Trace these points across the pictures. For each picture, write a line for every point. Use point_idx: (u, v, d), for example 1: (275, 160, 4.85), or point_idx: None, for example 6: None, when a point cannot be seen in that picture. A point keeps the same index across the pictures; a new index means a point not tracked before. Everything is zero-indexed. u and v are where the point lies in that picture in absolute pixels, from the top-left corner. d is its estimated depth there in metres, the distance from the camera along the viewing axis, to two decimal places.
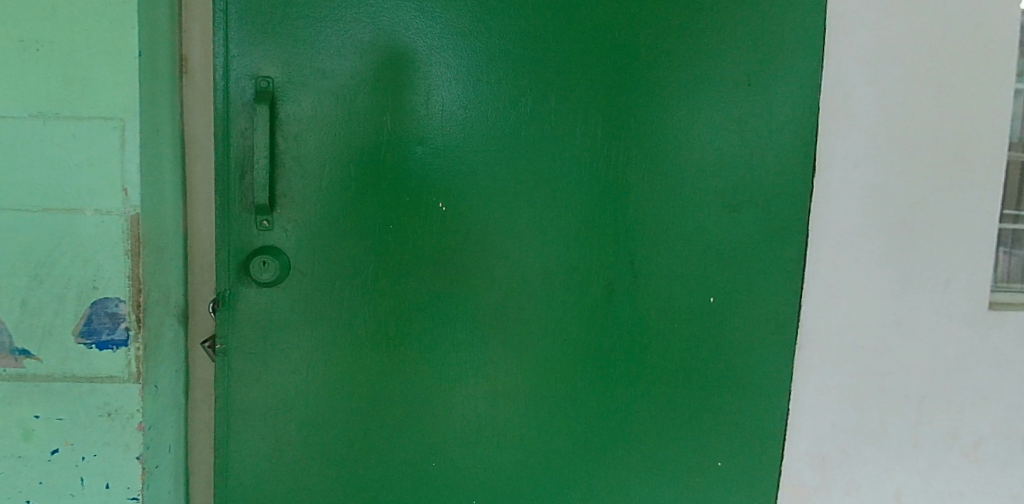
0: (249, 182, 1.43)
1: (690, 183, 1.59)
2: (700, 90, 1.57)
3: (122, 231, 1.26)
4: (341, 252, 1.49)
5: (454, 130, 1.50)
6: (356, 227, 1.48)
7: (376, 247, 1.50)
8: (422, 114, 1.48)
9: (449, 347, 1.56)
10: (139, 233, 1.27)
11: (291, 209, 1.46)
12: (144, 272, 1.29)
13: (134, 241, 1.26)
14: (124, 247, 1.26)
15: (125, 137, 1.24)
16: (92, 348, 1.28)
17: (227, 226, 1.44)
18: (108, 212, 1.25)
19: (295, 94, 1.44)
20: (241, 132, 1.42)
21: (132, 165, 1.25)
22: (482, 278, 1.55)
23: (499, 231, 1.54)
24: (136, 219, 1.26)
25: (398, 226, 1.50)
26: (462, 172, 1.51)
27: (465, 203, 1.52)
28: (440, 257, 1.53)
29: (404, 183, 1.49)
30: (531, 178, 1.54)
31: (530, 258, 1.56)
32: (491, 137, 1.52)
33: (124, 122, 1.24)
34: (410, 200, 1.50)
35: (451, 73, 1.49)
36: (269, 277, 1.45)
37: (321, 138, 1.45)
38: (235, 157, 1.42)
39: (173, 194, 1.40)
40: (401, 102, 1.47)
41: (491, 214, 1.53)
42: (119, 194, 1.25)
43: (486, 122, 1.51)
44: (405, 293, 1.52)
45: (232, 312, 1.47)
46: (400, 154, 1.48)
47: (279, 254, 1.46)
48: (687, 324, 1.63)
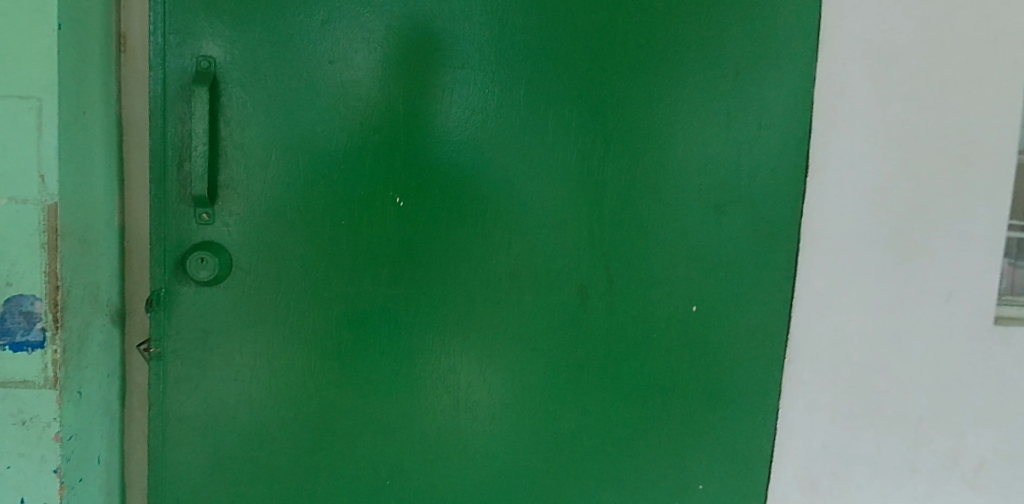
0: (187, 171, 1.31)
1: (673, 181, 1.47)
2: (684, 81, 1.45)
3: (39, 221, 1.14)
4: (290, 250, 1.37)
5: (415, 120, 1.38)
6: (308, 223, 1.37)
7: (329, 245, 1.38)
8: (381, 102, 1.37)
9: (410, 355, 1.44)
10: (57, 224, 1.15)
11: (236, 202, 1.34)
12: (64, 267, 1.17)
13: (53, 233, 1.15)
14: (40, 240, 1.15)
15: (43, 118, 1.13)
16: (6, 349, 1.17)
17: (164, 218, 1.32)
18: (22, 200, 1.13)
19: (240, 76, 1.32)
20: (179, 117, 1.31)
21: (50, 150, 1.14)
22: (444, 280, 1.43)
23: (463, 230, 1.42)
24: (54, 208, 1.15)
25: (353, 222, 1.38)
26: (422, 165, 1.39)
27: (425, 198, 1.40)
28: (399, 256, 1.41)
29: (360, 177, 1.37)
30: (499, 172, 1.42)
31: (498, 260, 1.44)
32: (456, 129, 1.40)
33: (42, 103, 1.13)
34: (366, 195, 1.38)
35: (414, 58, 1.37)
36: (206, 276, 1.33)
37: (269, 126, 1.34)
38: (173, 144, 1.31)
39: (105, 183, 1.28)
40: (358, 88, 1.36)
41: (455, 210, 1.41)
42: (36, 180, 1.14)
43: (451, 111, 1.39)
44: (361, 295, 1.41)
45: (170, 312, 1.35)
46: (357, 145, 1.37)
47: (221, 251, 1.34)
48: (668, 334, 1.51)
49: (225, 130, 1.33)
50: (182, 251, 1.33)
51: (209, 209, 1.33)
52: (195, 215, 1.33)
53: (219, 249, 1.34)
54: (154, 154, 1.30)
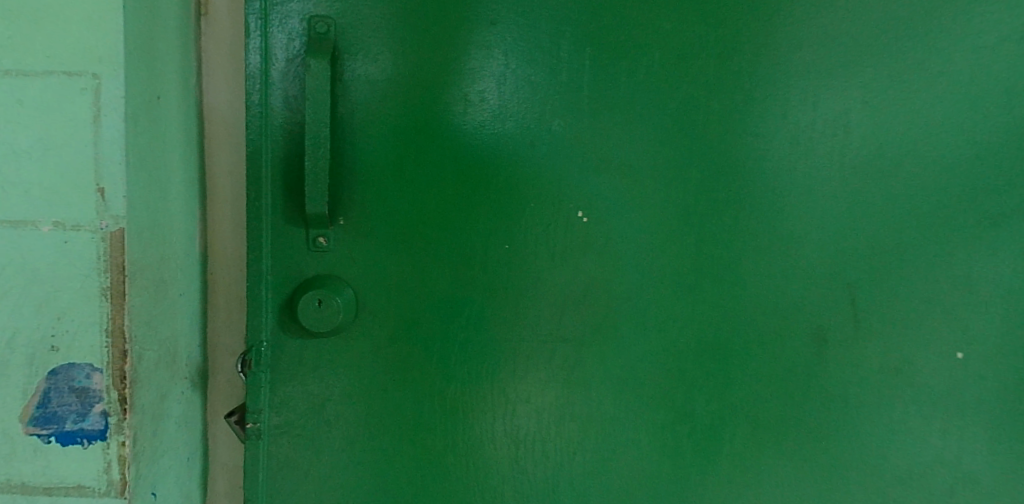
0: (297, 177, 0.93)
1: (953, 181, 1.03)
2: (971, 42, 1.01)
3: (96, 257, 0.76)
4: (385, 299, 0.98)
5: (532, 117, 0.98)
6: (405, 264, 0.98)
7: (436, 291, 0.99)
8: (472, 93, 0.97)
9: (568, 432, 1.04)
10: (124, 260, 0.77)
11: (360, 219, 0.96)
12: (133, 323, 0.79)
13: (118, 273, 0.77)
14: (99, 283, 0.77)
15: (101, 103, 0.75)
16: (49, 442, 0.80)
17: (268, 243, 0.95)
18: (73, 225, 0.76)
19: (366, 46, 0.94)
20: (285, 102, 0.93)
21: (112, 151, 0.76)
22: (617, 329, 1.03)
23: (635, 259, 1.02)
24: (120, 235, 0.77)
25: (461, 259, 0.99)
26: (560, 175, 1.00)
27: (596, 213, 1.01)
28: (540, 299, 1.01)
29: (461, 197, 0.98)
30: (706, 179, 1.01)
31: (699, 299, 1.03)
32: (596, 124, 0.99)
33: (99, 79, 0.75)
34: (473, 222, 0.98)
35: (489, 31, 0.96)
36: (324, 327, 0.93)
37: (377, 127, 0.95)
38: (280, 140, 0.93)
39: (183, 196, 0.91)
40: (437, 73, 0.96)
41: (609, 235, 1.01)
42: (91, 197, 0.76)
43: (576, 102, 0.99)
44: (481, 357, 1.01)
45: (272, 372, 0.97)
46: (447, 153, 0.97)
47: (340, 288, 0.95)
48: (940, 408, 1.07)
49: (347, 122, 0.95)
50: (291, 288, 0.96)
51: (326, 230, 0.95)
52: (309, 238, 0.95)
53: (338, 286, 0.95)
54: (254, 154, 0.93)
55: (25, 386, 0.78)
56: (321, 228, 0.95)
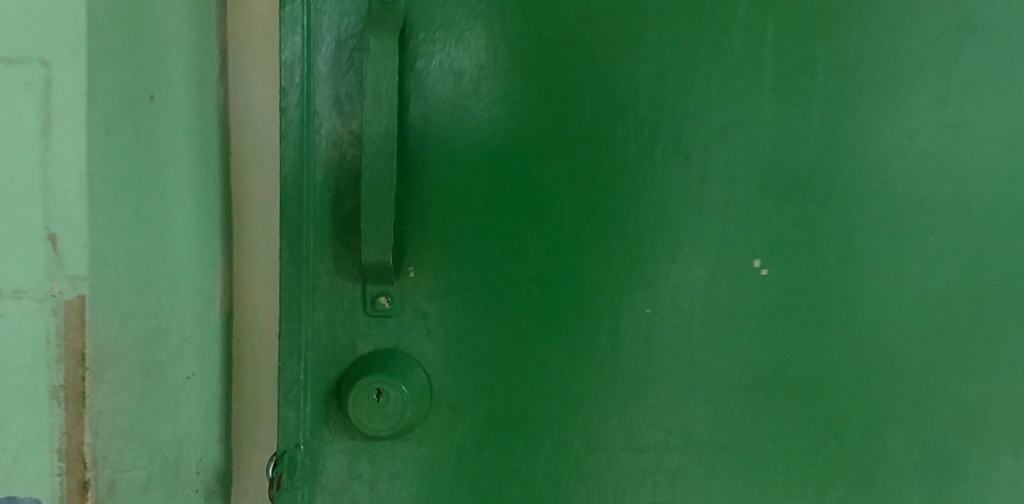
0: (349, 212, 0.65)
1: None
2: None
3: (46, 338, 0.50)
4: (470, 389, 0.68)
5: (682, 127, 0.67)
6: (500, 340, 0.68)
7: (543, 380, 0.68)
8: (595, 96, 0.67)
9: None
10: (83, 346, 0.51)
11: (438, 271, 0.67)
12: (97, 440, 0.52)
13: (76, 364, 0.51)
14: (49, 380, 0.51)
15: (53, 106, 0.48)
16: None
17: (310, 303, 0.66)
18: (10, 291, 0.49)
19: (452, 24, 0.65)
20: (336, 106, 0.64)
21: (69, 179, 0.49)
22: (808, 438, 0.69)
23: (838, 335, 0.68)
24: (81, 306, 0.50)
25: (579, 334, 0.68)
26: (725, 211, 0.68)
27: (781, 266, 0.68)
28: (694, 392, 0.69)
29: (579, 245, 0.68)
30: (952, 220, 0.67)
31: (935, 398, 0.69)
32: (781, 138, 0.67)
33: (51, 69, 0.48)
34: (597, 280, 0.68)
35: (616, 7, 0.66)
36: (383, 428, 0.64)
37: (465, 141, 0.66)
38: (327, 159, 0.65)
39: (192, 238, 0.64)
40: (545, 67, 0.66)
41: (797, 299, 0.68)
42: (41, 248, 0.49)
43: (749, 105, 0.67)
44: (607, 477, 0.69)
45: (309, 489, 0.68)
46: (558, 183, 0.67)
47: (408, 372, 0.66)
48: None
49: (422, 133, 0.66)
50: (339, 369, 0.67)
51: (390, 287, 0.66)
52: (367, 297, 0.66)
53: (407, 369, 0.66)
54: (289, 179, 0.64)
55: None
56: (383, 285, 0.66)
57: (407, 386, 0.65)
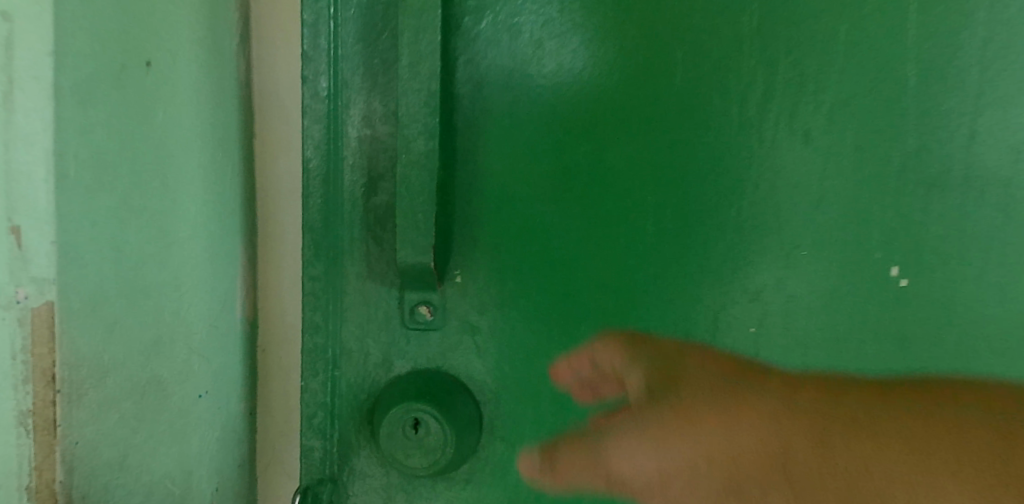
0: (384, 206, 0.55)
1: None
2: None
3: (12, 353, 0.41)
4: (529, 418, 0.56)
5: (798, 100, 0.53)
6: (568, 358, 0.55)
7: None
8: (691, 60, 0.53)
9: None
10: (55, 363, 0.42)
11: (489, 278, 0.55)
12: (75, 475, 0.44)
13: (44, 384, 0.42)
14: (16, 404, 0.41)
15: (17, 67, 0.38)
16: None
17: (341, 314, 0.56)
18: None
19: None
20: (369, 77, 0.53)
21: (34, 159, 0.39)
22: None
23: (1004, 372, 0.52)
24: (48, 314, 0.41)
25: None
26: (852, 207, 0.54)
27: (926, 278, 0.53)
28: None
29: (667, 243, 0.55)
30: None
31: None
32: (929, 115, 0.53)
33: (13, 20, 0.38)
34: (688, 287, 0.55)
35: None
36: (419, 464, 0.52)
37: (525, 119, 0.54)
38: (360, 141, 0.54)
39: (203, 234, 0.54)
40: (630, 23, 0.53)
41: (946, 320, 0.53)
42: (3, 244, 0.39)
43: (887, 73, 0.53)
44: None
45: None
46: (639, 170, 0.54)
47: (454, 400, 0.54)
48: None
49: (472, 110, 0.54)
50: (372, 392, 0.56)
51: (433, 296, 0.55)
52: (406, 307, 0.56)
53: (453, 395, 0.54)
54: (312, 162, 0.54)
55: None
56: (425, 293, 0.55)
57: (453, 417, 0.53)
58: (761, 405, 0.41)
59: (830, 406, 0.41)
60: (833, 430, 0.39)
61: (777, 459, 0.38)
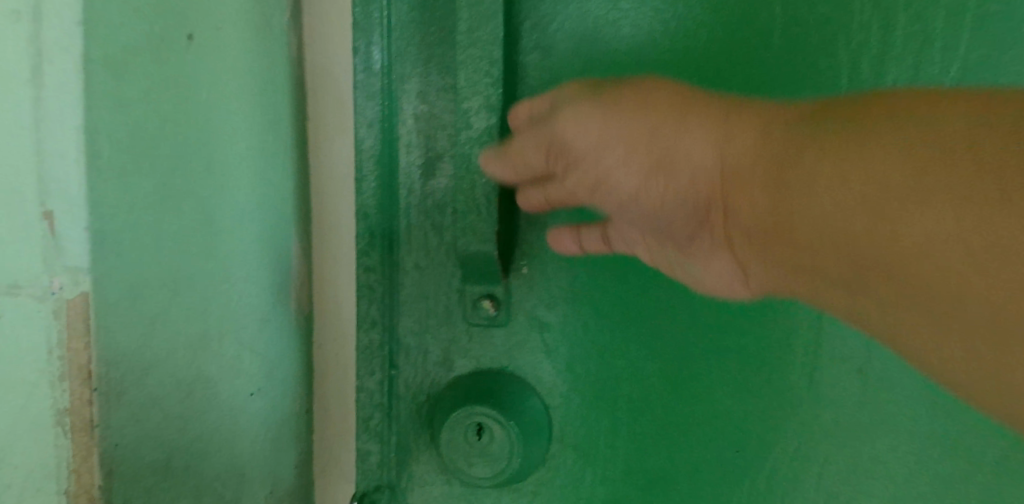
0: (442, 189, 0.51)
1: None
2: None
3: (51, 348, 0.38)
4: (605, 425, 0.52)
5: (921, 58, 0.46)
6: (648, 361, 0.51)
7: (703, 416, 0.51)
8: (790, 16, 0.46)
9: None
10: (92, 360, 0.38)
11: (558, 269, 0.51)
12: (118, 479, 0.41)
13: (81, 383, 0.39)
14: (53, 402, 0.39)
15: (45, 39, 0.35)
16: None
17: (398, 308, 0.52)
18: (5, 286, 0.37)
19: None
20: (426, 48, 0.49)
21: (64, 139, 0.36)
22: None
23: None
24: (83, 306, 0.38)
25: (753, 353, 0.50)
26: None
27: None
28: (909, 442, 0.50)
29: None
30: None
31: None
32: None
33: None
34: None
35: None
36: (485, 472, 0.48)
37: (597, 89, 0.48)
38: (416, 118, 0.50)
39: (254, 222, 0.51)
40: None
41: None
42: (36, 232, 0.37)
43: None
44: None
45: None
46: None
47: (519, 406, 0.50)
48: None
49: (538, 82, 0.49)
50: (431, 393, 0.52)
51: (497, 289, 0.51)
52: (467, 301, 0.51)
53: (518, 399, 0.50)
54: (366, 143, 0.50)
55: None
56: (488, 286, 0.51)
57: (519, 423, 0.48)
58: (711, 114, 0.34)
59: (806, 126, 0.30)
60: (802, 149, 0.29)
61: (752, 172, 0.31)
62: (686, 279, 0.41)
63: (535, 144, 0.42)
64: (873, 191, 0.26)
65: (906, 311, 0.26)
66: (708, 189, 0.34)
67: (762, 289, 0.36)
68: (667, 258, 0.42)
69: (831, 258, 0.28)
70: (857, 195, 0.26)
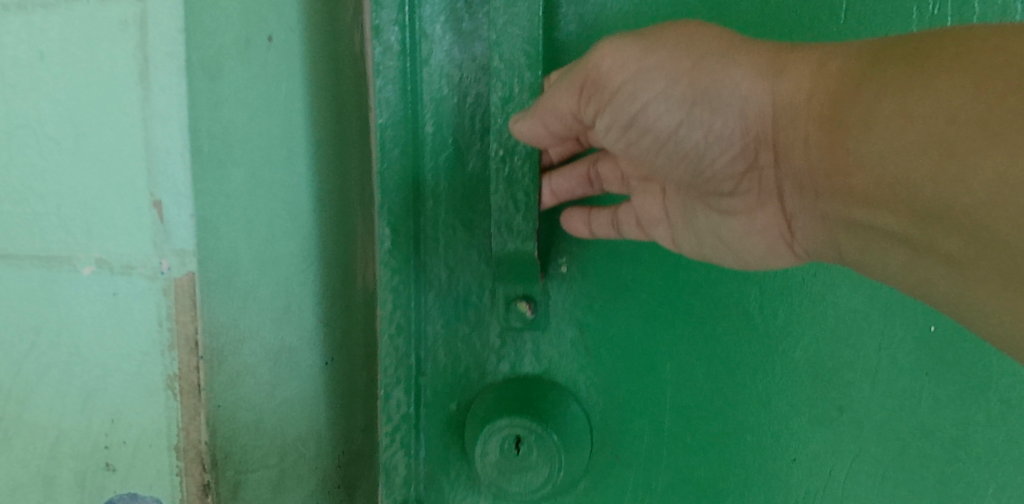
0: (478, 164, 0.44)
1: None
2: None
3: (161, 320, 0.43)
4: (646, 441, 0.45)
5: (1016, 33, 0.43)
6: (704, 366, 0.45)
7: (769, 432, 0.45)
8: None
9: None
10: (196, 332, 0.42)
11: (597, 263, 0.45)
12: (217, 438, 0.45)
13: (188, 352, 0.43)
14: (165, 368, 0.43)
15: (152, 49, 0.39)
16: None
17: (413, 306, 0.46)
18: (121, 266, 0.42)
19: None
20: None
21: (169, 135, 0.40)
22: None
23: None
24: (187, 285, 0.42)
25: (808, 371, 0.45)
26: None
27: None
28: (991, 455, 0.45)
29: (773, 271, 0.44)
30: None
31: None
32: None
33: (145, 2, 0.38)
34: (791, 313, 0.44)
35: None
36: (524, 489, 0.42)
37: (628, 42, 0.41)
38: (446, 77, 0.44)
39: (329, 205, 0.53)
40: None
41: None
42: (146, 217, 0.41)
43: None
44: None
45: None
46: None
47: (557, 420, 0.43)
48: None
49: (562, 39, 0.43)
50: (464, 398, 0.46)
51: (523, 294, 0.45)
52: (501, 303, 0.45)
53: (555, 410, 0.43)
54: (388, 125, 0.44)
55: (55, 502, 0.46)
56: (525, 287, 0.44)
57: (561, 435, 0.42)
58: (784, 69, 0.33)
59: (869, 68, 0.30)
60: (863, 87, 0.29)
61: (803, 108, 0.32)
62: (715, 244, 0.40)
63: (574, 88, 0.36)
64: (948, 119, 0.26)
65: (983, 262, 0.26)
66: (756, 122, 0.34)
67: (811, 249, 0.37)
68: (704, 213, 0.40)
69: (898, 199, 0.28)
70: (920, 130, 0.27)
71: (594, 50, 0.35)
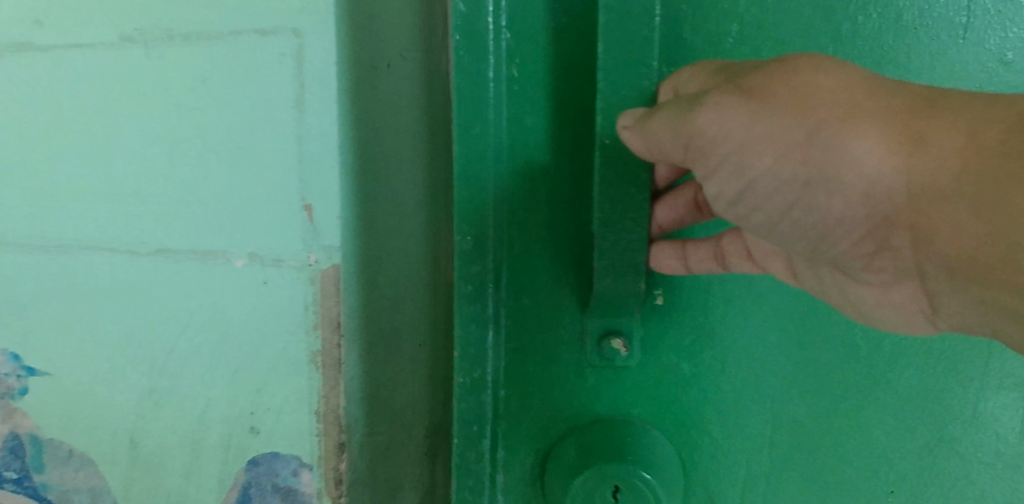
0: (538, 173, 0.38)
1: None
2: None
3: (305, 296, 0.42)
4: (738, 482, 0.41)
5: None
6: (793, 407, 0.40)
7: (866, 473, 0.40)
8: None
9: None
10: (339, 313, 0.42)
11: (689, 293, 0.39)
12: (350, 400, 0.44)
13: (331, 330, 0.43)
14: (308, 345, 0.43)
15: (308, 74, 0.39)
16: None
17: (488, 350, 0.39)
18: (270, 258, 0.42)
19: None
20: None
21: (321, 151, 0.40)
22: None
23: None
24: (334, 275, 0.42)
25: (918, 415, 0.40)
26: None
27: None
28: None
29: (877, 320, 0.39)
30: None
31: None
32: None
33: (303, 36, 0.39)
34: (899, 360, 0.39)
35: None
36: None
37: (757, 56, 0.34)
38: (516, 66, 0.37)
39: None
40: None
41: None
42: (297, 214, 0.41)
43: None
44: None
45: None
46: None
47: (655, 463, 0.38)
48: None
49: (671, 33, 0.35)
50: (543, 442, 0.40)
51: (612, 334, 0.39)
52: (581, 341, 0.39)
53: (649, 448, 0.38)
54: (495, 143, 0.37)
55: (197, 476, 0.45)
56: (606, 322, 0.39)
57: (660, 482, 0.38)
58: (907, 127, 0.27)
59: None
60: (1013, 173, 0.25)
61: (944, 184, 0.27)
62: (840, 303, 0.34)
63: (678, 146, 0.31)
64: None
65: None
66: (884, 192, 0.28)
67: (955, 326, 0.31)
68: (834, 280, 0.34)
69: None
70: None
71: (699, 110, 0.29)
